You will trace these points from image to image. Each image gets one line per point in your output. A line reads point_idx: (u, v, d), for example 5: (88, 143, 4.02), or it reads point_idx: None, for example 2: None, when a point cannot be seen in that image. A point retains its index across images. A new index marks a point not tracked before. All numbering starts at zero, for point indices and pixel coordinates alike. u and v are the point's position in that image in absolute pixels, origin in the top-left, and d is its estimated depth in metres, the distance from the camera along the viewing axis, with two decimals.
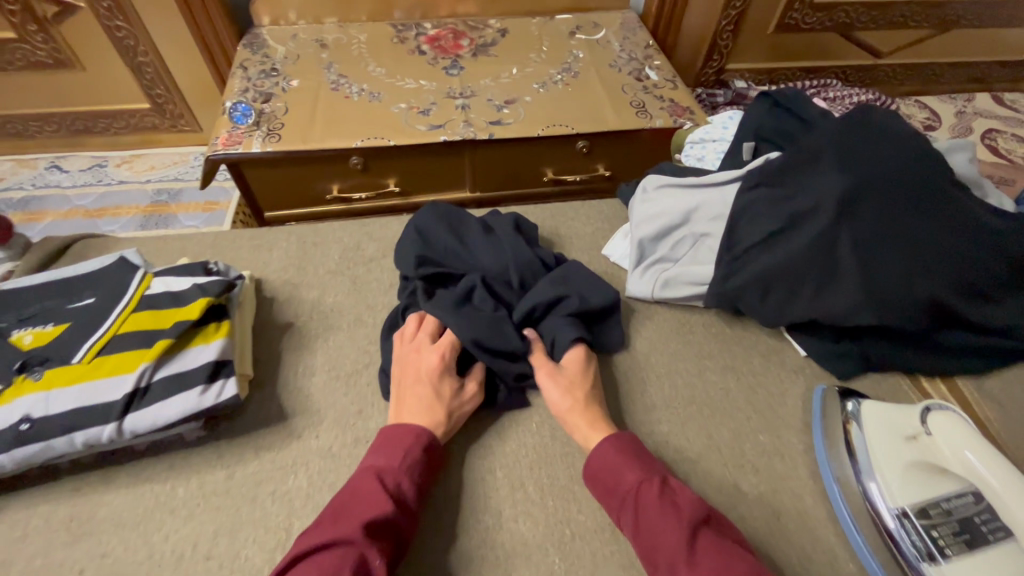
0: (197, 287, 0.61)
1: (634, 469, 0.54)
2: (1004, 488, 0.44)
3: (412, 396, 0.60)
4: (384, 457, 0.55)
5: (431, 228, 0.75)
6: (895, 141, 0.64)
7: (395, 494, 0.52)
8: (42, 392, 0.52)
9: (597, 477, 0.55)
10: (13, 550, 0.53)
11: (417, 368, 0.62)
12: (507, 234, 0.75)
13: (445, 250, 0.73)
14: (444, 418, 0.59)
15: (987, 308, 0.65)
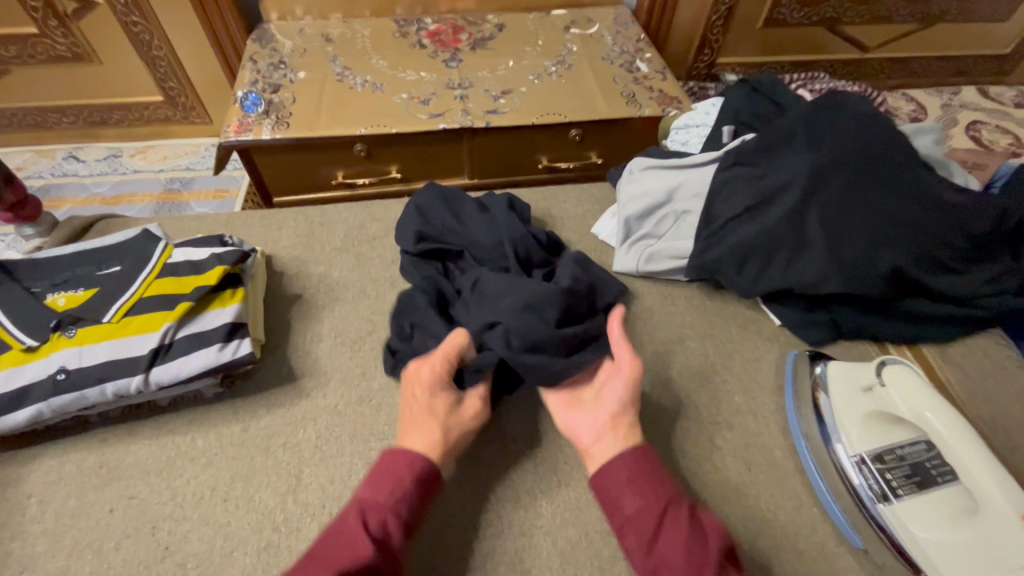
0: (214, 257, 0.66)
1: (655, 490, 0.52)
2: (954, 440, 0.54)
3: (411, 414, 0.59)
4: (371, 491, 0.53)
5: (433, 212, 0.79)
6: (858, 122, 0.70)
7: (377, 538, 0.50)
8: (76, 347, 0.58)
9: (613, 480, 0.54)
10: (49, 492, 0.58)
11: (415, 387, 0.60)
12: (502, 211, 0.79)
13: (447, 236, 0.77)
14: (439, 436, 0.58)
15: (947, 279, 0.70)
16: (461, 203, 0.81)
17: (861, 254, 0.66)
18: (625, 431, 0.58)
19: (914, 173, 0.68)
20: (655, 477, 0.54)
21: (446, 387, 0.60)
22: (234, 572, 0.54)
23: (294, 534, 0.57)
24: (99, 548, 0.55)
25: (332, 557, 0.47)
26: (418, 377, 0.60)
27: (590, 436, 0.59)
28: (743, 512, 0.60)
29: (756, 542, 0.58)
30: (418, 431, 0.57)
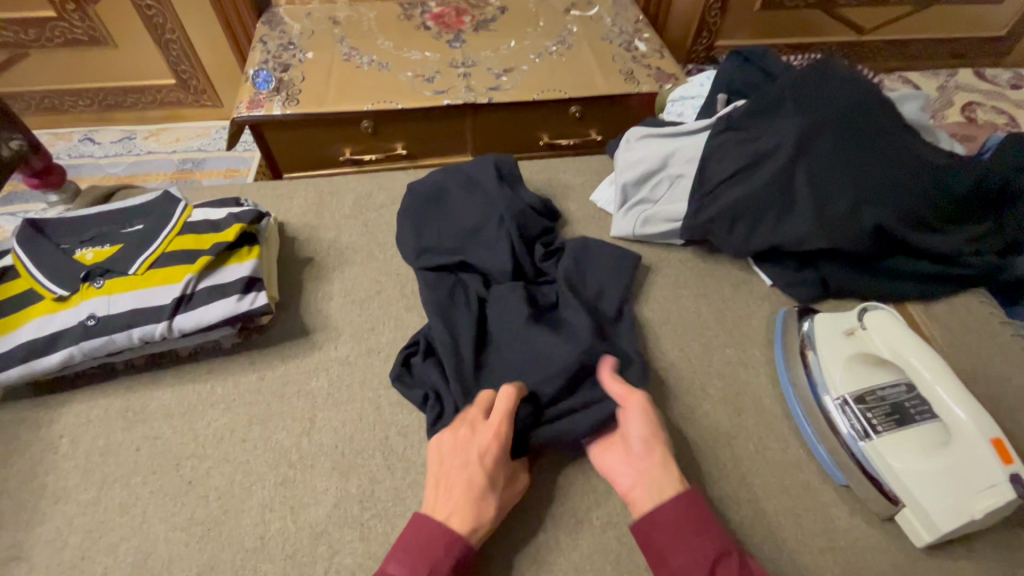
0: (232, 216, 0.70)
1: (706, 539, 0.50)
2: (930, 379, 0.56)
3: (457, 481, 0.54)
4: (407, 571, 0.49)
5: (422, 218, 0.80)
6: (843, 86, 0.73)
7: None
8: (104, 296, 0.62)
9: (658, 528, 0.51)
10: (80, 432, 0.62)
11: (466, 450, 0.56)
12: (493, 186, 0.81)
13: (445, 242, 0.78)
14: (491, 515, 0.53)
15: (930, 237, 0.73)
16: (446, 199, 0.82)
17: (844, 212, 0.70)
18: (659, 472, 0.55)
19: (898, 135, 0.71)
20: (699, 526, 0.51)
21: (503, 454, 0.56)
22: (254, 503, 0.58)
23: (309, 470, 0.60)
24: (128, 482, 0.59)
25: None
26: (479, 443, 0.56)
27: (626, 482, 0.56)
28: (733, 454, 0.63)
29: (745, 480, 0.61)
30: (468, 504, 0.53)
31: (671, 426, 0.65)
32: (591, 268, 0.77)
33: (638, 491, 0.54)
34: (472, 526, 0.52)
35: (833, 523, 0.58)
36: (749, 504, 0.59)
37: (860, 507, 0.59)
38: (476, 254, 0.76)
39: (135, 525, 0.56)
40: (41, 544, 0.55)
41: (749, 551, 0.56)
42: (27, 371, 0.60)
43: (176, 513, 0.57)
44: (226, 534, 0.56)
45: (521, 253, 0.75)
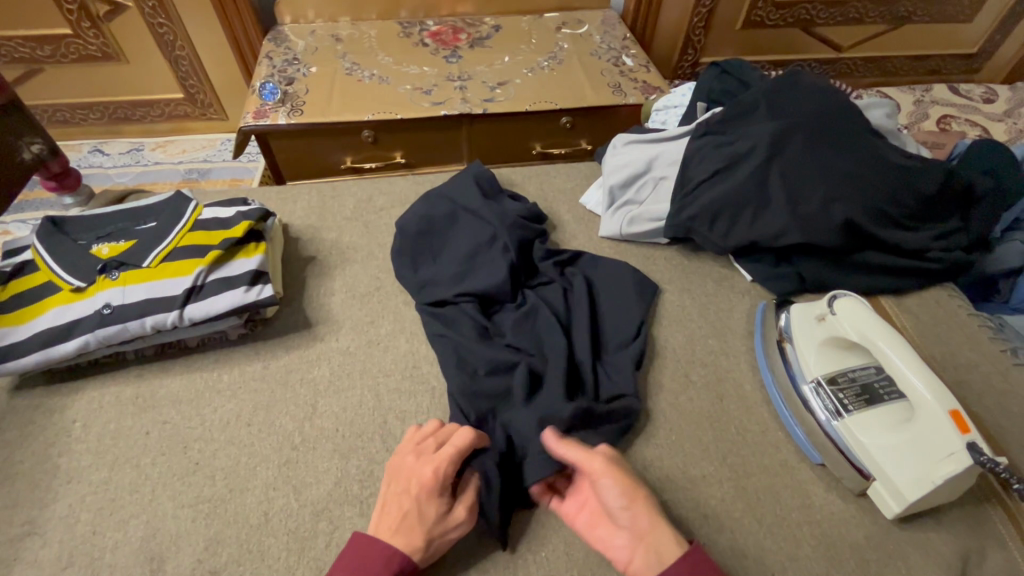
0: (240, 214, 0.75)
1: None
2: (905, 365, 0.58)
3: (396, 507, 0.54)
4: None
5: (416, 247, 0.82)
6: (812, 94, 0.79)
7: None
8: (119, 287, 0.66)
9: None
10: (92, 417, 0.65)
11: (408, 480, 0.55)
12: (479, 201, 0.83)
13: (444, 270, 0.79)
14: (423, 544, 0.52)
15: (898, 233, 0.77)
16: (434, 222, 0.83)
17: (816, 207, 0.74)
18: (652, 537, 0.52)
19: (866, 138, 0.77)
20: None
21: (442, 491, 0.54)
22: (258, 482, 0.61)
23: (310, 452, 0.63)
24: (138, 463, 0.62)
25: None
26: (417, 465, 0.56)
27: (623, 558, 0.53)
28: (716, 436, 0.66)
29: (726, 460, 0.64)
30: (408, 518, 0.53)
31: (655, 411, 0.68)
32: (598, 276, 0.81)
33: (640, 561, 0.51)
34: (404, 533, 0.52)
35: (810, 499, 0.61)
36: (730, 482, 0.62)
37: (834, 484, 0.62)
38: (473, 278, 0.77)
39: (143, 503, 0.59)
40: (54, 520, 0.57)
41: (730, 525, 0.59)
42: (44, 358, 0.63)
43: (184, 492, 0.60)
44: (231, 510, 0.59)
45: (517, 264, 0.78)
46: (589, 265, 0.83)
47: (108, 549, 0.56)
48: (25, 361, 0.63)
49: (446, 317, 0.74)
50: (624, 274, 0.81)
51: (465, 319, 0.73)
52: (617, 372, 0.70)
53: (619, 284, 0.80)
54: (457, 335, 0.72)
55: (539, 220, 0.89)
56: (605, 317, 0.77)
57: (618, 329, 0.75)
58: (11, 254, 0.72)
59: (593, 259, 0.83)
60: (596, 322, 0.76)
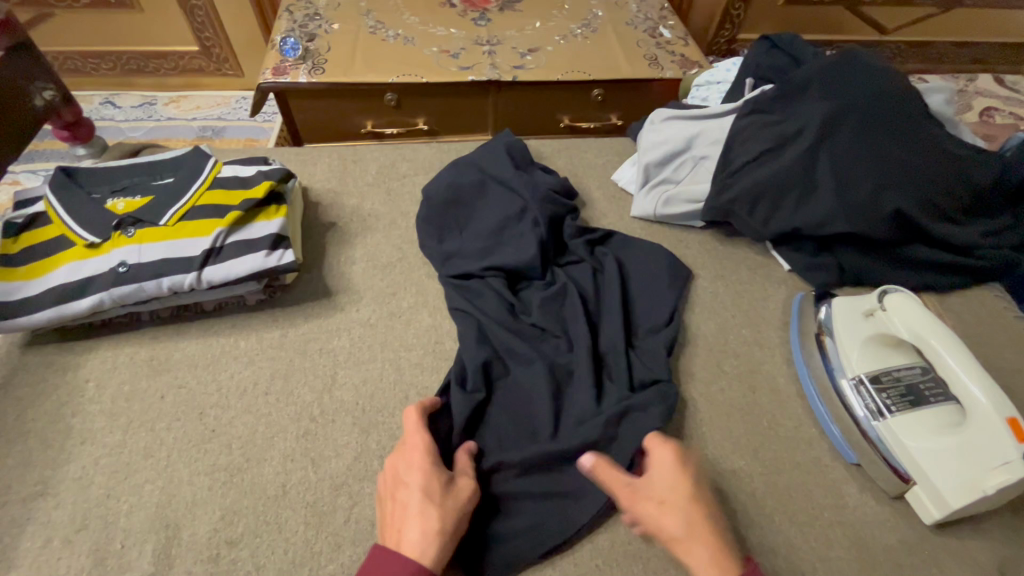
0: (261, 174, 0.71)
1: None
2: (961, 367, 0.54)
3: (399, 501, 0.50)
4: None
5: (440, 219, 0.79)
6: (872, 72, 0.73)
7: None
8: (135, 245, 0.63)
9: None
10: (105, 378, 0.63)
11: (399, 473, 0.52)
12: (510, 173, 0.79)
13: (469, 243, 0.76)
14: (439, 523, 0.48)
15: (950, 227, 0.73)
16: (461, 195, 0.79)
17: (865, 197, 0.70)
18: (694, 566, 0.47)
19: (925, 123, 0.71)
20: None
21: (437, 463, 0.53)
22: (276, 452, 0.59)
23: (330, 425, 0.61)
24: (153, 427, 0.60)
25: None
26: (415, 479, 0.51)
27: None
28: (747, 430, 0.64)
29: (758, 454, 0.62)
30: (440, 548, 0.47)
31: (685, 401, 0.66)
32: (632, 259, 0.78)
33: None
34: (441, 561, 0.47)
35: (843, 500, 0.59)
36: (762, 478, 0.60)
37: (869, 485, 0.60)
38: (500, 254, 0.74)
39: (159, 468, 0.57)
40: (67, 481, 0.56)
41: (759, 521, 0.57)
42: (57, 314, 0.61)
43: (199, 459, 0.58)
44: (249, 480, 0.57)
45: (547, 242, 0.74)
46: (620, 246, 0.79)
47: (122, 514, 0.54)
48: (37, 317, 0.60)
49: (470, 293, 0.72)
50: (655, 258, 0.77)
51: (489, 297, 0.70)
52: (647, 359, 0.67)
53: (651, 267, 0.76)
54: (480, 311, 0.69)
55: (571, 196, 0.85)
56: (637, 302, 0.74)
57: (649, 316, 0.72)
58: (22, 204, 0.69)
59: (625, 240, 0.80)
60: (627, 306, 0.73)
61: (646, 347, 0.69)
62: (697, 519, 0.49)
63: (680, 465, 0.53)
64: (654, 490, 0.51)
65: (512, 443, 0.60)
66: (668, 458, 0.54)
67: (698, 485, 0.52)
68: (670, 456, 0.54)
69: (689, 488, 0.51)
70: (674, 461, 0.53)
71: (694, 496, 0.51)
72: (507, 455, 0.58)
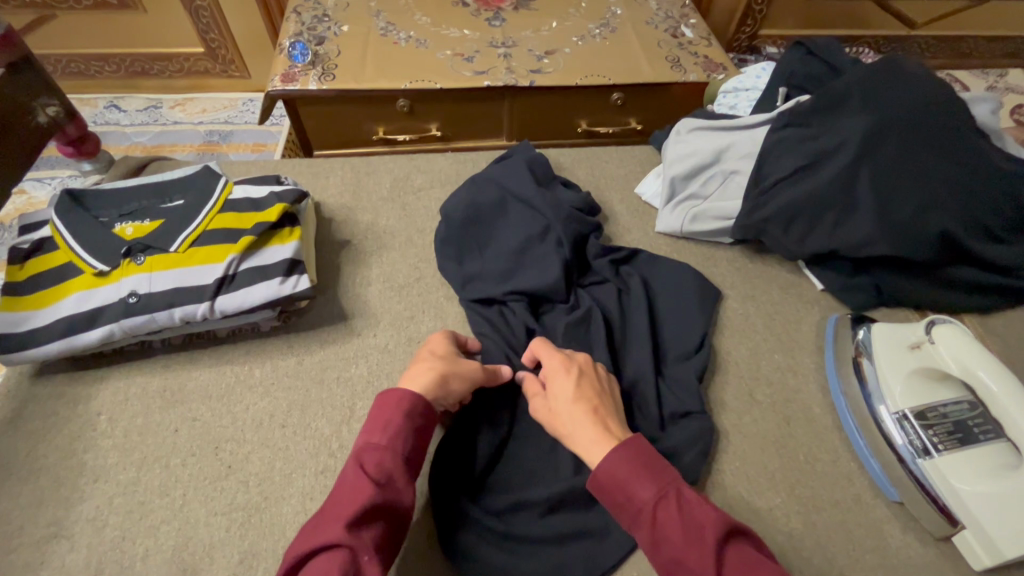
0: (274, 195, 0.68)
1: (647, 486, 0.47)
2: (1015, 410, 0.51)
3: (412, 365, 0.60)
4: (376, 433, 0.50)
5: (458, 235, 0.76)
6: (916, 82, 0.68)
7: (376, 478, 0.48)
8: (145, 273, 0.60)
9: (609, 489, 0.48)
10: (117, 410, 0.61)
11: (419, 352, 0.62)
12: (530, 190, 0.76)
13: (491, 262, 0.73)
14: (434, 366, 0.57)
15: (997, 248, 0.69)
16: (480, 214, 0.76)
17: (908, 217, 0.66)
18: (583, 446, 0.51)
19: (973, 137, 0.67)
20: (636, 469, 0.48)
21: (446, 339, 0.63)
22: (295, 491, 0.57)
23: None
24: (168, 463, 0.58)
25: (334, 511, 0.45)
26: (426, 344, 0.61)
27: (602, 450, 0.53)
28: (782, 464, 0.61)
29: (794, 491, 0.59)
30: (426, 381, 0.55)
31: (718, 433, 0.63)
32: (657, 280, 0.75)
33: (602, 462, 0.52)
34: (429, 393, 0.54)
35: (885, 540, 0.57)
36: (800, 517, 0.58)
37: (912, 524, 0.58)
38: (523, 275, 0.71)
39: (174, 508, 0.55)
40: (81, 523, 0.54)
41: (799, 564, 0.55)
42: (67, 346, 0.59)
43: (216, 498, 0.56)
44: (268, 521, 0.55)
45: (571, 262, 0.72)
46: (646, 265, 0.76)
47: (139, 557, 0.52)
48: (46, 349, 0.58)
49: (492, 318, 0.69)
50: (683, 279, 0.74)
51: (514, 323, 0.68)
52: (677, 388, 0.65)
53: (678, 287, 0.73)
54: (502, 339, 0.67)
55: (594, 212, 0.81)
56: (664, 325, 0.71)
57: (678, 342, 0.69)
58: (28, 229, 0.66)
59: (651, 259, 0.77)
60: (656, 332, 0.70)
61: (675, 376, 0.66)
62: (581, 410, 0.53)
63: (567, 369, 0.57)
64: (545, 397, 0.56)
65: (539, 481, 0.58)
66: (556, 365, 0.58)
67: (584, 382, 0.56)
68: (558, 363, 0.58)
69: (573, 386, 0.55)
70: (560, 367, 0.57)
71: (578, 392, 0.55)
72: (534, 494, 0.56)
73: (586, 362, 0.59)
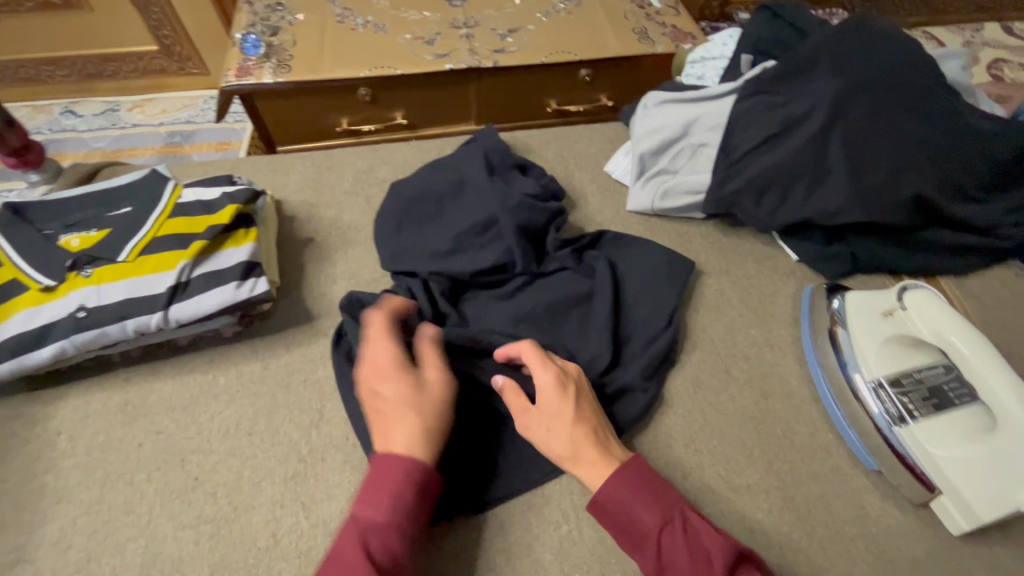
0: (225, 196, 0.66)
1: (652, 511, 0.48)
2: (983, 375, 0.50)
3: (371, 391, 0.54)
4: (371, 505, 0.47)
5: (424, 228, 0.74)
6: (883, 43, 0.67)
7: (380, 563, 0.44)
8: (93, 286, 0.58)
9: (608, 513, 0.49)
10: (78, 428, 0.60)
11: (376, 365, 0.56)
12: (483, 180, 0.73)
13: (424, 244, 0.71)
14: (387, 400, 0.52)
15: (971, 208, 0.68)
16: (443, 204, 0.74)
17: (880, 181, 0.65)
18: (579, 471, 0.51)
19: (944, 95, 0.65)
20: (639, 494, 0.49)
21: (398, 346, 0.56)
22: (264, 499, 0.56)
23: (320, 464, 0.58)
24: (132, 479, 0.57)
25: None
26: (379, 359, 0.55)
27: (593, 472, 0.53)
28: (760, 440, 0.60)
29: (773, 466, 0.59)
30: (396, 428, 0.50)
31: (694, 413, 0.62)
32: (628, 260, 0.73)
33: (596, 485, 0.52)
34: (424, 449, 0.50)
35: (864, 510, 0.56)
36: (778, 492, 0.57)
37: (891, 493, 0.57)
38: (487, 264, 0.69)
39: (141, 524, 0.54)
40: (44, 547, 0.53)
41: (779, 540, 0.54)
42: (18, 366, 0.56)
43: (184, 511, 0.55)
44: (238, 531, 0.54)
45: (519, 251, 0.69)
46: (617, 245, 0.75)
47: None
48: None
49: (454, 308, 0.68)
50: (654, 259, 0.72)
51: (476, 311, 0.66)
52: (651, 369, 0.63)
53: (650, 266, 0.72)
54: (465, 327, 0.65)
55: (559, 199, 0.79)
56: (635, 306, 0.69)
57: (651, 322, 0.67)
58: None
59: (620, 239, 0.75)
60: (626, 315, 0.68)
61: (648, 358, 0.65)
62: (583, 438, 0.52)
63: (561, 388, 0.54)
64: (540, 415, 0.53)
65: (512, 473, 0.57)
66: (548, 381, 0.54)
67: (581, 401, 0.54)
68: (551, 380, 0.54)
69: (573, 411, 0.53)
70: (554, 384, 0.54)
71: (577, 415, 0.53)
72: (509, 487, 0.55)
73: (577, 376, 0.56)
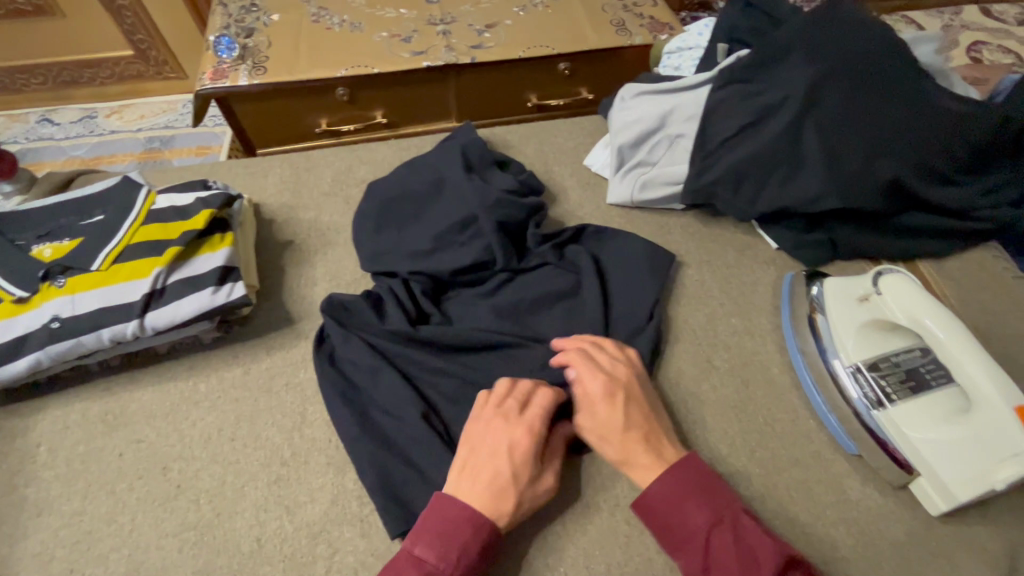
0: (200, 201, 0.65)
1: (703, 510, 0.48)
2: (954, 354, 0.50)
3: (485, 454, 0.51)
4: (434, 555, 0.46)
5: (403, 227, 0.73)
6: (856, 28, 0.67)
7: None
8: (66, 296, 0.57)
9: (656, 512, 0.50)
10: (57, 440, 0.59)
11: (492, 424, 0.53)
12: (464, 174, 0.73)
13: (403, 244, 0.71)
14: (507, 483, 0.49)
15: (948, 191, 0.68)
16: (422, 202, 0.74)
17: (856, 167, 0.65)
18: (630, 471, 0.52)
19: (918, 79, 0.65)
20: (691, 493, 0.49)
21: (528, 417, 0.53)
22: (247, 504, 0.55)
23: (303, 467, 0.58)
24: (113, 489, 0.56)
25: None
26: (510, 435, 0.52)
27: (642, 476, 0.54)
28: (742, 428, 0.61)
29: (755, 454, 0.59)
30: (490, 501, 0.48)
31: (676, 404, 0.62)
32: (609, 253, 0.73)
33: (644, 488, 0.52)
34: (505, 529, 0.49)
35: (846, 494, 0.57)
36: (760, 479, 0.57)
37: (872, 476, 0.58)
38: (466, 261, 0.69)
39: (124, 533, 0.54)
40: (25, 559, 0.52)
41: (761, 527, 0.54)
42: None
43: (166, 519, 0.55)
44: (221, 537, 0.54)
45: (498, 248, 0.69)
46: (598, 239, 0.75)
47: None
48: None
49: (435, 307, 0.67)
50: (634, 251, 0.72)
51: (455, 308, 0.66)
52: None
53: (630, 259, 0.72)
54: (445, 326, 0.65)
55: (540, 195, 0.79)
56: (616, 299, 0.69)
57: (632, 314, 0.67)
58: None
59: (600, 233, 0.75)
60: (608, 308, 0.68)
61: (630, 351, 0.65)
62: (633, 442, 0.52)
63: (611, 396, 0.53)
64: (593, 418, 0.53)
65: None
66: (599, 390, 0.54)
67: (631, 407, 0.54)
68: (601, 387, 0.54)
69: (622, 417, 0.52)
70: (604, 392, 0.54)
71: (626, 421, 0.52)
72: None
73: (626, 378, 0.56)
